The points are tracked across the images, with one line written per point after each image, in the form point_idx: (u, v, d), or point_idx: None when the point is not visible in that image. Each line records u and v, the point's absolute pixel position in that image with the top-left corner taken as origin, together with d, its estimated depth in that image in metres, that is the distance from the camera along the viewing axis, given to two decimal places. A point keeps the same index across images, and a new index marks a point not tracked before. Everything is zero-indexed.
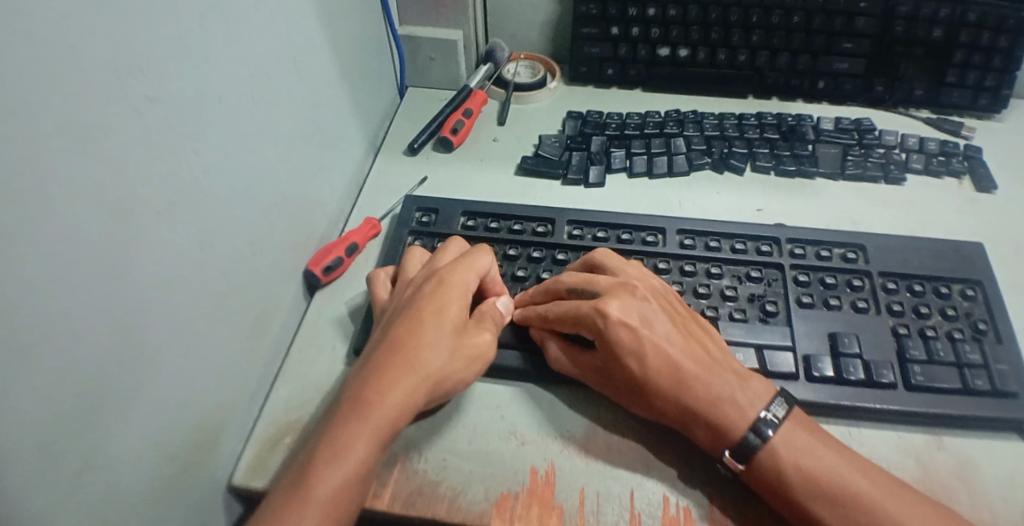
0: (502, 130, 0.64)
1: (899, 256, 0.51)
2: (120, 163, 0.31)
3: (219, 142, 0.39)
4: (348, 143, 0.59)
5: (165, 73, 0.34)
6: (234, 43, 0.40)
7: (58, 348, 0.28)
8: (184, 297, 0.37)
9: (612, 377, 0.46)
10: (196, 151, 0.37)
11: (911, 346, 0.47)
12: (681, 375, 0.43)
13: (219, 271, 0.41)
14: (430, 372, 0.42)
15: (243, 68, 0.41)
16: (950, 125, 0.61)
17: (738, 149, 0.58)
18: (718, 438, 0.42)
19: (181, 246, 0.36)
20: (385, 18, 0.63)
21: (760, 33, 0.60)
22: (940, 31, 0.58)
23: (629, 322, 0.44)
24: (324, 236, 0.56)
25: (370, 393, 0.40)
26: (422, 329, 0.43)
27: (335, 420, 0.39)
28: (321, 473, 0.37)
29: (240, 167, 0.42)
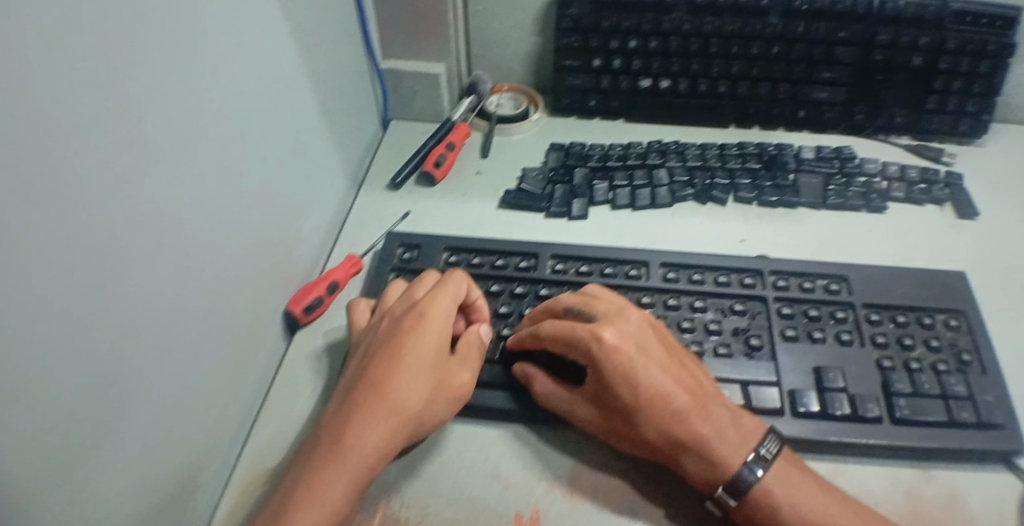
0: (485, 163, 0.64)
1: (882, 286, 0.51)
2: (102, 219, 0.30)
3: (201, 189, 0.39)
4: (330, 179, 0.58)
5: (145, 124, 0.33)
6: (215, 90, 0.40)
7: (40, 415, 0.27)
8: (163, 347, 0.36)
9: (601, 406, 0.45)
10: (176, 199, 0.36)
11: (896, 379, 0.47)
12: (675, 407, 0.42)
13: (201, 318, 0.40)
14: (404, 410, 0.42)
15: (223, 113, 0.41)
16: (932, 152, 0.61)
17: (720, 180, 0.59)
18: (709, 473, 0.41)
19: (161, 297, 0.36)
20: (366, 53, 0.63)
21: (741, 64, 0.60)
22: (919, 58, 0.58)
23: (626, 349, 0.43)
24: (305, 273, 0.56)
25: (343, 435, 0.40)
26: (396, 366, 0.43)
27: (310, 461, 0.39)
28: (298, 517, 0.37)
29: (219, 212, 0.42)
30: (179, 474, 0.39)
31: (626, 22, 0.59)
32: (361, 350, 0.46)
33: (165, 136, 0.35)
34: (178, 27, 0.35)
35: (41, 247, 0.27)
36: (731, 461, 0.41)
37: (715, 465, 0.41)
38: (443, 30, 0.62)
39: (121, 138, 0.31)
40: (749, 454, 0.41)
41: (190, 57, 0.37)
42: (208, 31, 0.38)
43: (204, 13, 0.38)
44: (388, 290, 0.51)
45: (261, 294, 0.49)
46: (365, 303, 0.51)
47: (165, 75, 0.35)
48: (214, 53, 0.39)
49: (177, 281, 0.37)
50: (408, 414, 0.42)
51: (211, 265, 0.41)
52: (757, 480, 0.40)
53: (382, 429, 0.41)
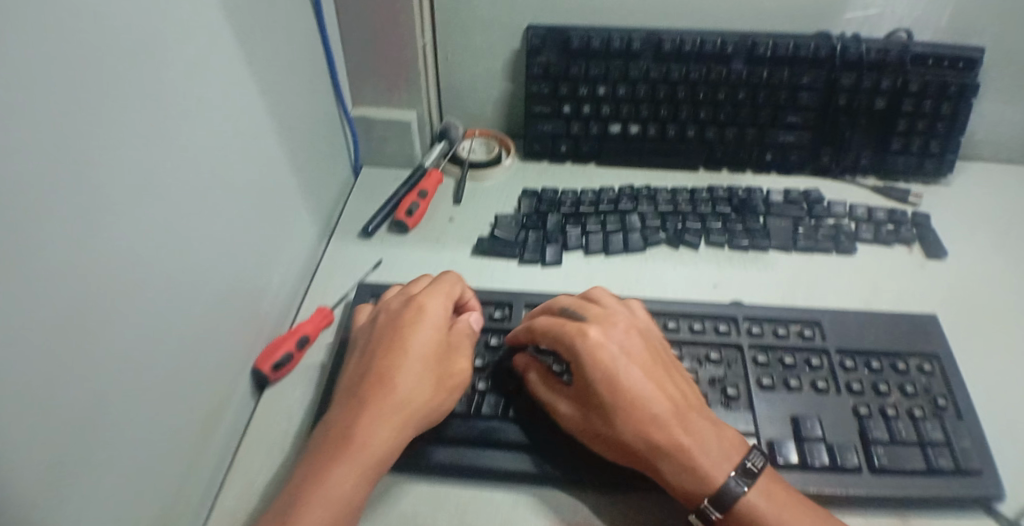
0: (458, 209, 0.63)
1: (855, 332, 0.51)
2: (59, 294, 0.29)
3: (165, 252, 0.38)
4: (299, 230, 0.57)
5: (108, 193, 0.32)
6: (181, 150, 0.39)
7: None
8: (124, 421, 0.34)
9: (580, 403, 0.44)
10: (136, 267, 0.35)
11: (873, 426, 0.46)
12: (654, 411, 0.41)
13: (163, 384, 0.38)
14: (404, 403, 0.42)
15: (189, 172, 0.40)
16: (898, 193, 0.62)
17: (692, 224, 0.59)
18: (691, 482, 0.40)
19: (120, 368, 0.34)
20: (337, 102, 0.63)
21: (708, 109, 0.61)
22: (882, 101, 0.59)
23: (608, 347, 0.44)
24: (274, 328, 0.54)
25: (348, 430, 0.41)
26: (393, 361, 0.44)
27: (312, 463, 0.40)
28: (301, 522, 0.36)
29: (185, 273, 0.40)
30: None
31: (594, 69, 0.60)
32: (357, 353, 0.47)
33: (128, 201, 0.34)
34: (140, 91, 0.35)
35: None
36: (714, 471, 0.40)
37: (698, 472, 0.40)
38: (414, 78, 0.63)
39: (81, 210, 0.30)
40: (734, 467, 0.40)
41: (154, 120, 0.36)
42: (173, 91, 0.37)
43: (168, 75, 0.37)
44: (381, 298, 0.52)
45: (228, 354, 0.47)
46: (366, 308, 0.52)
47: (129, 139, 0.34)
48: (180, 115, 0.38)
49: (141, 351, 0.35)
50: (409, 408, 0.42)
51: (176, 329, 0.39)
52: (742, 495, 0.39)
53: (386, 422, 0.41)
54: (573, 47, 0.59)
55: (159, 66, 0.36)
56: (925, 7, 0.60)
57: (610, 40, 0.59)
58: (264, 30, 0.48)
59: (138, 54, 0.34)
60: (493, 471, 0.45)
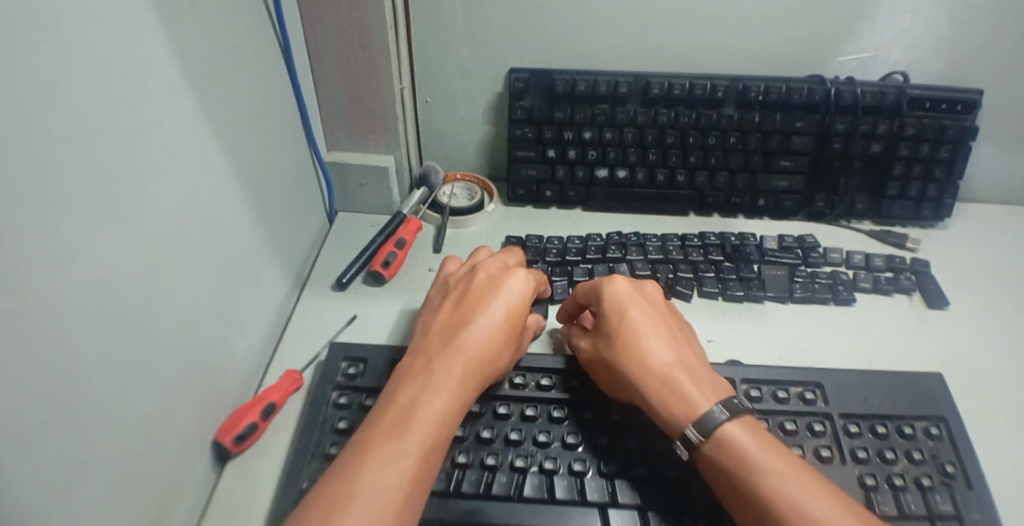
0: (438, 258, 0.60)
1: (857, 394, 0.48)
2: None
3: (108, 335, 0.34)
4: (268, 286, 0.54)
5: (34, 297, 0.28)
6: (127, 219, 0.35)
7: None
8: None
9: (593, 338, 0.48)
10: (70, 367, 0.31)
11: (880, 501, 0.43)
12: (651, 340, 0.46)
13: (104, 480, 0.34)
14: (499, 351, 0.45)
15: (140, 239, 0.36)
16: (896, 238, 0.60)
17: (683, 273, 0.56)
18: (678, 407, 0.42)
19: (46, 473, 0.29)
20: (311, 147, 0.59)
21: (698, 154, 0.58)
22: (877, 145, 0.58)
23: (622, 288, 0.49)
24: (239, 395, 0.50)
25: (458, 358, 0.43)
26: (493, 305, 0.47)
27: (414, 385, 0.42)
28: (408, 436, 0.39)
29: (135, 350, 0.36)
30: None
31: (579, 114, 0.57)
32: (452, 292, 0.50)
33: (62, 298, 0.30)
34: (78, 174, 0.31)
35: None
36: (699, 398, 0.42)
37: (685, 398, 0.42)
38: (391, 124, 0.60)
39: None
40: (718, 400, 0.42)
41: (99, 203, 0.32)
42: (119, 167, 0.34)
43: (114, 152, 0.33)
44: (473, 253, 0.55)
45: (186, 436, 0.43)
46: (457, 259, 0.56)
47: (61, 231, 0.30)
48: (128, 190, 0.35)
49: (74, 458, 0.31)
50: (500, 356, 0.45)
51: (116, 433, 0.35)
52: (721, 423, 0.40)
53: (487, 362, 0.44)
54: (557, 90, 0.57)
55: (102, 143, 0.32)
56: (920, 51, 0.58)
57: (596, 83, 0.56)
58: (227, 85, 0.45)
59: (75, 135, 0.31)
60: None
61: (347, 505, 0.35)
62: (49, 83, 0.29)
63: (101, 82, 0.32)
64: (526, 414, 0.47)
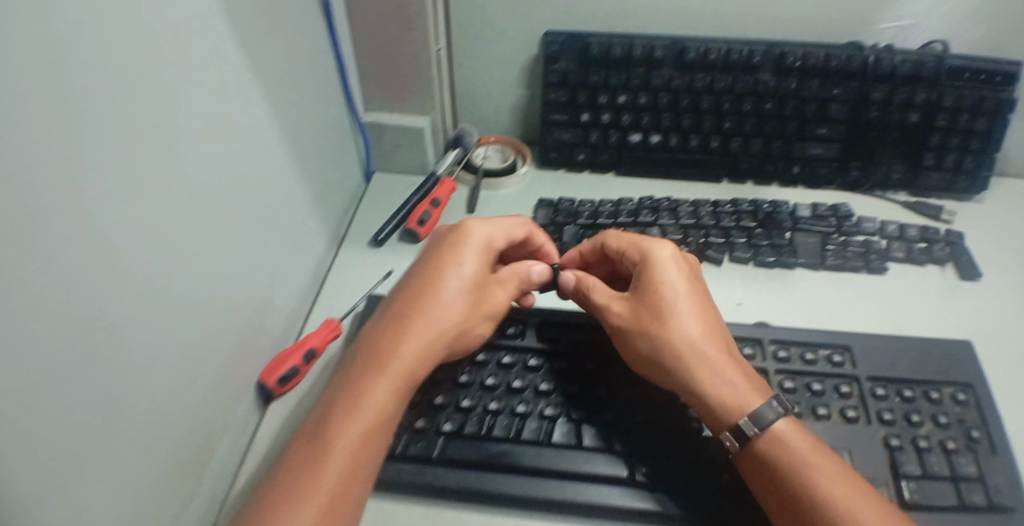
0: (471, 219, 0.61)
1: (886, 358, 0.49)
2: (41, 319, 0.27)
3: (162, 269, 0.36)
4: (307, 240, 0.56)
5: (96, 227, 0.30)
6: (181, 162, 0.37)
7: None
8: (117, 446, 0.33)
9: (631, 308, 0.47)
10: (129, 293, 0.33)
11: (904, 460, 0.44)
12: (697, 324, 0.45)
13: (157, 406, 0.36)
14: (448, 323, 0.45)
15: (192, 183, 0.38)
16: (930, 209, 0.60)
17: (715, 238, 0.56)
18: (729, 396, 0.42)
19: (114, 388, 0.32)
20: (349, 107, 0.61)
21: (733, 120, 0.58)
22: (915, 115, 0.57)
23: (667, 268, 0.48)
24: (279, 341, 0.53)
25: (387, 348, 0.43)
26: (429, 297, 0.46)
27: (359, 368, 0.43)
28: (350, 423, 0.40)
29: (185, 288, 0.38)
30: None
31: (614, 78, 0.58)
32: (403, 282, 0.49)
33: (120, 231, 0.32)
34: (133, 110, 0.33)
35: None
36: (752, 390, 0.42)
37: (738, 390, 0.42)
38: (427, 86, 0.61)
39: (57, 251, 0.28)
40: (765, 398, 0.42)
41: (152, 143, 0.34)
42: (166, 109, 0.35)
43: (164, 96, 0.35)
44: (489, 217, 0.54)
45: (229, 375, 0.45)
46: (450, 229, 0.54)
47: (120, 170, 0.32)
48: (176, 134, 0.36)
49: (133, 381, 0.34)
50: (453, 327, 0.46)
51: (168, 366, 0.37)
52: (775, 421, 0.41)
53: (415, 350, 0.44)
54: (592, 53, 0.57)
55: (153, 85, 0.34)
56: (962, 18, 0.57)
57: (632, 46, 0.57)
58: (269, 40, 0.46)
59: (129, 76, 0.32)
60: (496, 498, 0.43)
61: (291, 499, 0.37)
62: (107, 23, 0.30)
63: (151, 27, 0.34)
64: (556, 368, 0.48)
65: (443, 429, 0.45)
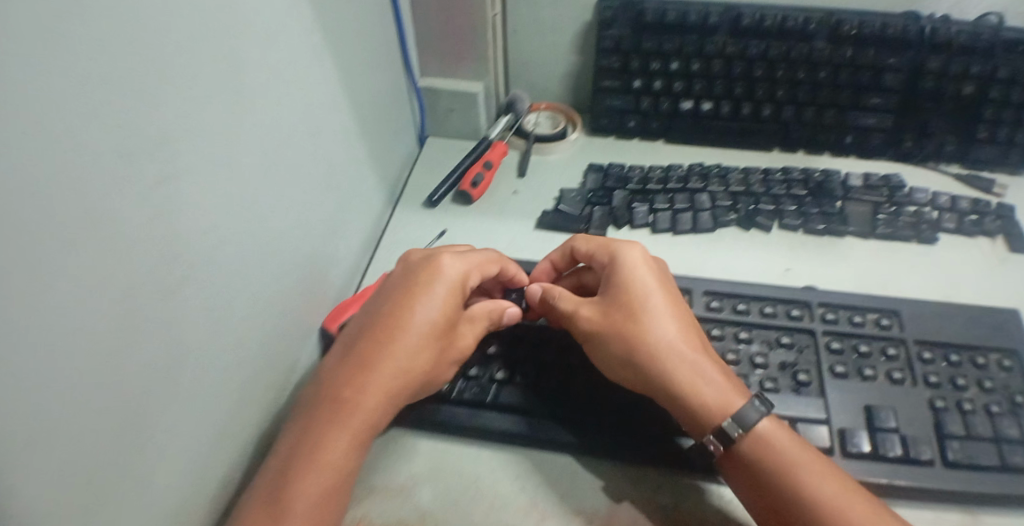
0: (522, 183, 0.63)
1: (934, 323, 0.50)
2: (127, 241, 0.30)
3: (231, 210, 0.38)
4: (366, 198, 0.58)
5: (175, 162, 0.33)
6: (252, 112, 0.40)
7: (67, 439, 0.27)
8: (194, 367, 0.36)
9: (602, 310, 0.47)
10: (204, 230, 0.36)
11: (949, 421, 0.45)
12: (673, 325, 0.45)
13: (229, 338, 0.39)
14: (413, 366, 0.44)
15: (261, 133, 0.41)
16: (981, 183, 0.60)
17: (765, 205, 0.57)
18: (709, 396, 0.42)
19: (193, 315, 0.35)
20: (406, 71, 0.63)
21: (786, 88, 0.59)
22: (970, 87, 0.56)
23: (640, 270, 0.48)
24: (340, 293, 0.55)
25: (346, 393, 0.42)
26: (392, 336, 0.44)
27: (318, 411, 0.41)
28: (310, 473, 0.39)
29: (252, 232, 0.41)
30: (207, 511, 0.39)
31: (668, 44, 0.59)
32: (362, 316, 0.47)
33: (198, 168, 0.35)
34: (209, 55, 0.35)
35: (73, 274, 0.27)
36: (733, 392, 0.42)
37: (719, 390, 0.42)
38: (482, 50, 0.62)
39: (146, 183, 0.31)
40: (747, 398, 0.42)
41: (224, 88, 0.37)
42: (239, 58, 0.38)
43: (239, 49, 0.38)
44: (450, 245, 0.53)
45: (294, 319, 0.48)
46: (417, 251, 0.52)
47: (200, 116, 0.35)
48: (245, 84, 0.39)
49: (208, 311, 0.37)
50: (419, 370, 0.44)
51: (237, 301, 0.40)
52: (759, 421, 0.41)
53: (376, 394, 0.42)
54: (647, 20, 0.58)
55: (228, 33, 0.36)
56: None
57: (687, 13, 0.58)
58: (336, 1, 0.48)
59: (207, 27, 0.34)
60: (542, 439, 0.47)
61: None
62: None
63: None
64: None
65: (496, 377, 0.50)
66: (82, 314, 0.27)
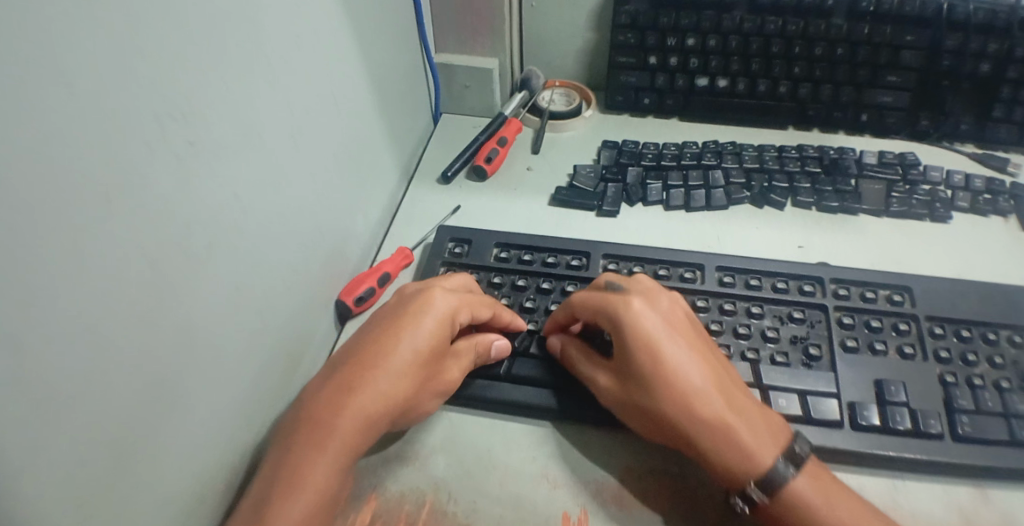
0: (536, 159, 0.64)
1: (946, 299, 0.50)
2: (151, 201, 0.31)
3: (253, 177, 0.40)
4: (382, 172, 0.59)
5: (198, 127, 0.34)
6: (274, 82, 0.41)
7: (95, 383, 0.29)
8: (213, 328, 0.37)
9: (619, 378, 0.45)
10: (226, 195, 0.37)
11: (959, 395, 0.45)
12: (697, 385, 0.42)
13: (250, 302, 0.41)
14: (395, 401, 0.43)
15: (282, 102, 0.42)
16: (997, 161, 0.59)
17: (778, 183, 0.58)
18: (739, 462, 0.40)
19: (214, 277, 0.37)
20: (423, 47, 0.63)
21: (803, 65, 0.59)
22: (987, 65, 0.56)
23: (648, 324, 0.44)
24: (356, 266, 0.56)
25: (325, 424, 0.40)
26: (374, 369, 0.42)
27: (297, 450, 0.39)
28: (288, 507, 0.37)
29: (273, 201, 0.42)
30: (229, 470, 0.40)
31: (685, 20, 0.59)
32: (345, 350, 0.45)
33: (220, 135, 0.36)
34: (232, 24, 0.36)
35: (100, 224, 0.28)
36: (761, 453, 0.40)
37: (742, 451, 0.40)
38: (498, 26, 0.62)
39: (169, 146, 0.32)
40: (780, 451, 0.41)
41: (245, 58, 0.37)
42: (261, 27, 0.38)
43: (262, 18, 0.38)
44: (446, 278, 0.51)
45: (313, 288, 0.49)
46: (410, 284, 0.51)
47: (223, 85, 0.36)
48: (268, 53, 0.39)
49: (228, 274, 0.38)
50: (401, 404, 0.43)
51: (257, 267, 0.41)
52: (789, 480, 0.40)
53: (356, 425, 0.41)
54: None
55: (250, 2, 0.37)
56: None
57: None
58: None
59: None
60: (555, 408, 0.48)
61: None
62: None
63: None
64: None
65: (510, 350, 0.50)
66: (108, 266, 0.29)
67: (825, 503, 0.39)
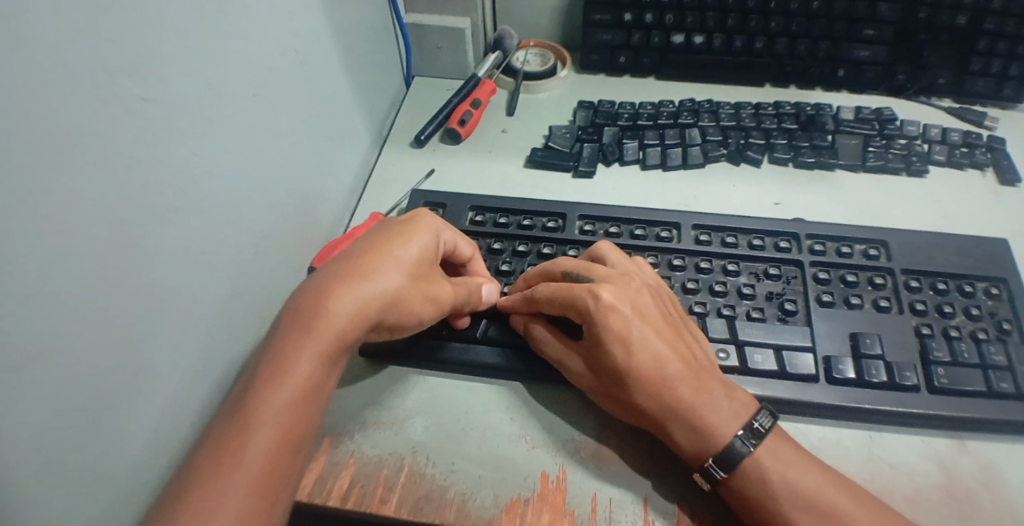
0: (511, 121, 0.63)
1: (923, 253, 0.50)
2: (107, 160, 0.30)
3: (217, 139, 0.38)
4: (353, 137, 0.57)
5: (155, 86, 0.32)
6: (235, 39, 0.39)
7: (52, 353, 0.27)
8: (181, 296, 0.36)
9: (590, 367, 0.44)
10: (190, 157, 0.35)
11: (935, 347, 0.46)
12: (667, 371, 0.42)
13: (218, 267, 0.39)
14: (388, 296, 0.41)
15: (246, 59, 0.40)
16: (974, 115, 0.59)
17: (755, 140, 0.57)
18: (706, 445, 0.40)
19: (181, 241, 0.35)
20: (392, 7, 0.61)
21: (779, 20, 0.58)
22: (964, 17, 0.56)
23: (616, 312, 0.43)
24: (329, 232, 0.55)
25: (309, 320, 0.38)
26: (364, 264, 0.42)
27: (286, 343, 0.38)
28: (273, 393, 0.36)
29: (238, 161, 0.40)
30: None
31: None
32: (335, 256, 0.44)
33: (183, 95, 0.34)
34: None
35: (50, 185, 0.26)
36: (725, 434, 0.40)
37: (709, 433, 0.40)
38: None
39: (124, 102, 0.30)
40: (741, 426, 0.40)
41: (207, 10, 0.36)
42: None
43: None
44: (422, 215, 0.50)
45: (284, 254, 0.48)
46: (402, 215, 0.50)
47: (183, 39, 0.34)
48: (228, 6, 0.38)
49: (194, 238, 0.36)
50: (394, 303, 0.42)
51: (225, 233, 0.40)
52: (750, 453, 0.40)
53: (346, 316, 0.39)
54: None
55: None
56: None
57: None
58: None
59: None
60: (532, 371, 0.48)
61: (219, 465, 0.33)
62: None
63: None
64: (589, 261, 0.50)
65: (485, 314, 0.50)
66: (61, 229, 0.27)
67: (797, 472, 0.39)
